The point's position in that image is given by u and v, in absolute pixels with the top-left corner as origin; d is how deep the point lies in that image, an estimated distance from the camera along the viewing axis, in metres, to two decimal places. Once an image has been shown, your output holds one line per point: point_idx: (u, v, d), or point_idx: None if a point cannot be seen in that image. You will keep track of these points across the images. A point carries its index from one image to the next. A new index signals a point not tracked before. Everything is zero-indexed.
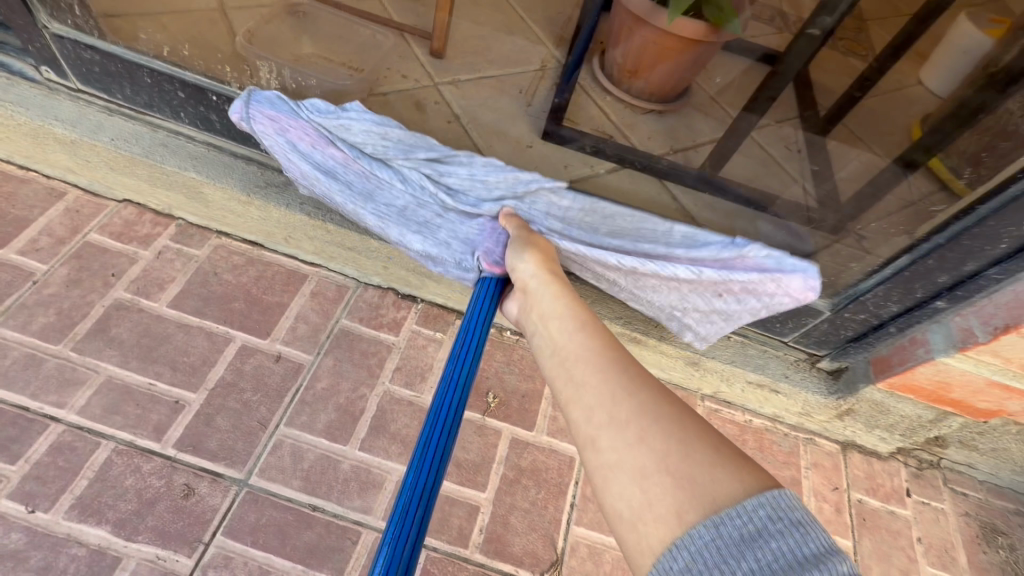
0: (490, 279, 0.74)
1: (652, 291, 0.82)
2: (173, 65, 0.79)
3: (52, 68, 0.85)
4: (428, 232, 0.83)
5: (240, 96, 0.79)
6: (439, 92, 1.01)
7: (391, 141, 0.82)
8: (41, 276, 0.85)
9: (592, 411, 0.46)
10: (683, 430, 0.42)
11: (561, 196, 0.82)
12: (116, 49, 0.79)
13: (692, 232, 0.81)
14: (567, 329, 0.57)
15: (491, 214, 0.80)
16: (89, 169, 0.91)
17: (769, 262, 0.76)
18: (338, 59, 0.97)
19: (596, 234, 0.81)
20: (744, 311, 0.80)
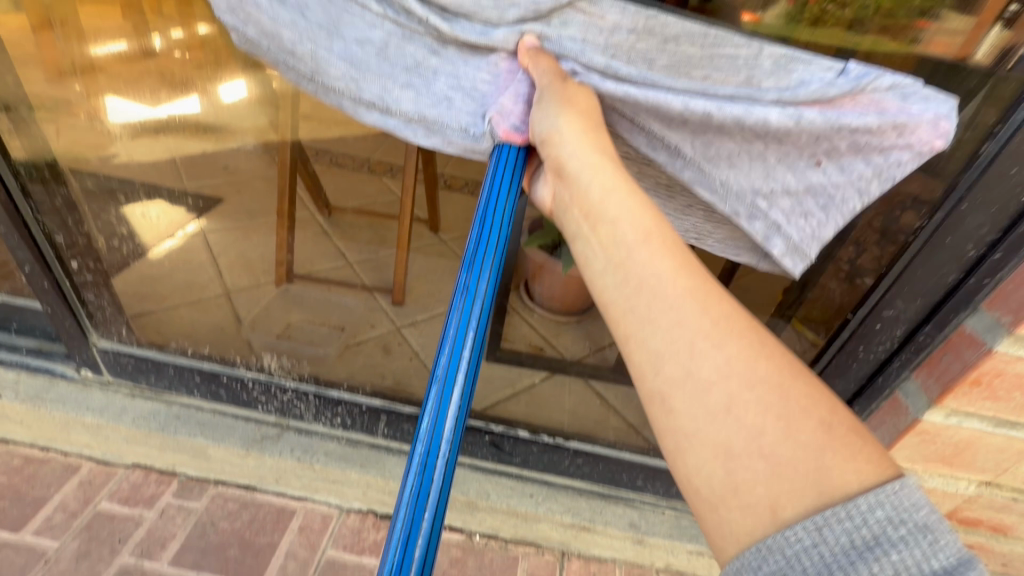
0: (509, 148, 0.57)
1: (726, 166, 0.59)
2: (196, 359, 1.05)
3: (91, 369, 1.07)
4: (419, 79, 0.60)
5: None
6: (402, 334, 1.27)
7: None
8: (53, 553, 0.95)
9: (620, 283, 0.47)
10: (738, 328, 0.43)
11: (602, 8, 0.54)
12: (150, 353, 1.04)
13: (789, 56, 0.53)
14: (631, 233, 0.47)
15: (511, 46, 0.56)
16: (106, 443, 1.07)
17: (892, 98, 0.53)
18: (322, 322, 1.26)
19: (652, 69, 0.56)
20: (863, 164, 0.57)
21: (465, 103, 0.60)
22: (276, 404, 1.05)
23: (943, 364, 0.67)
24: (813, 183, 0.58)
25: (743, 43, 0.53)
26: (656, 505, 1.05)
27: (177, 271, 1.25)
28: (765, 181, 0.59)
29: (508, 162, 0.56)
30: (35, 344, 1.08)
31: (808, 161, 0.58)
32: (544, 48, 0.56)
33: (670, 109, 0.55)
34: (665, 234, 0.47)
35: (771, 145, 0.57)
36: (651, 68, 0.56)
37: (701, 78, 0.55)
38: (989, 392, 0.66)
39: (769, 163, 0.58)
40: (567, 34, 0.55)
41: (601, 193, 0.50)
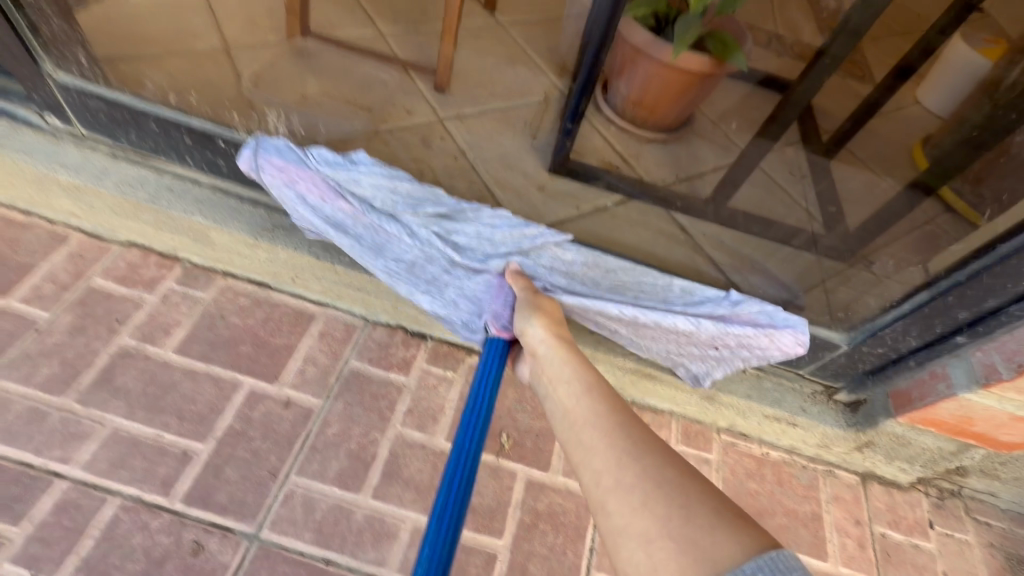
0: (497, 341, 0.77)
1: (651, 340, 0.85)
2: (182, 114, 0.81)
3: (56, 115, 0.85)
4: (436, 289, 0.85)
5: (248, 143, 0.80)
6: (446, 128, 1.00)
7: (401, 194, 0.82)
8: (45, 324, 0.83)
9: (571, 434, 0.57)
10: (655, 442, 0.52)
11: (564, 250, 0.84)
12: (123, 98, 0.81)
13: (691, 287, 0.86)
14: (579, 387, 0.61)
15: (499, 271, 0.82)
16: (92, 213, 0.90)
17: (761, 317, 0.83)
18: (342, 96, 0.98)
19: (598, 287, 0.86)
20: (746, 353, 0.84)
21: (467, 306, 0.84)
22: None
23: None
24: (712, 356, 0.85)
25: (658, 279, 0.87)
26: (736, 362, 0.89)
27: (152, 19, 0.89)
28: (679, 351, 0.86)
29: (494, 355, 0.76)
30: None
31: (711, 345, 0.84)
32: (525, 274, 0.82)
33: (609, 313, 0.83)
34: (610, 401, 0.58)
35: (684, 336, 0.83)
36: (597, 287, 0.86)
37: (633, 292, 0.86)
38: None
39: (683, 342, 0.84)
40: (539, 262, 0.83)
41: (553, 369, 0.66)
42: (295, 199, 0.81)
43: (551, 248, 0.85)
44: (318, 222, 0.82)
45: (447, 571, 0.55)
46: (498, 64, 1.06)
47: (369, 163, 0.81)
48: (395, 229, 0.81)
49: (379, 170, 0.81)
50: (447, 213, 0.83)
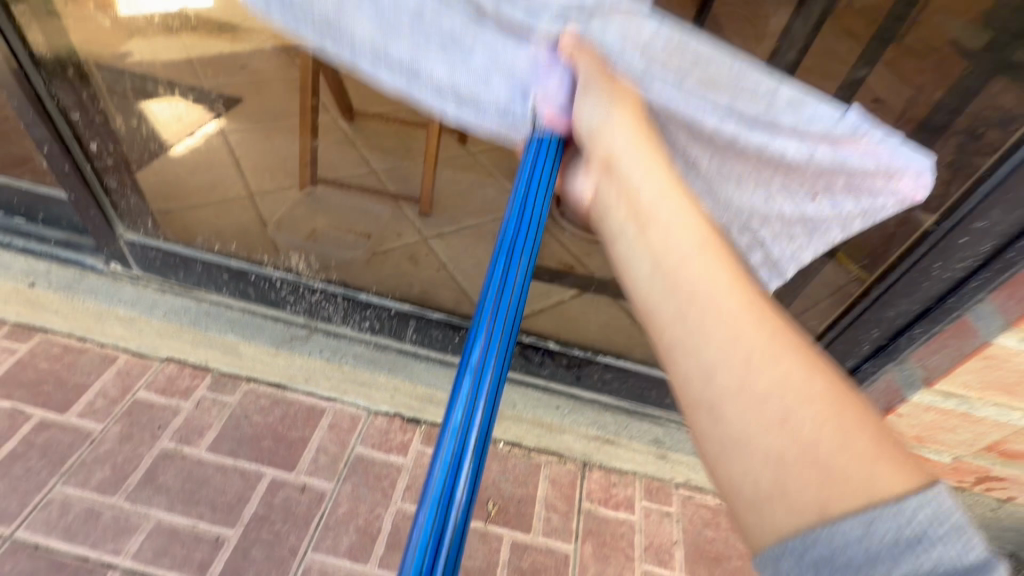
0: (552, 134, 0.55)
1: (727, 183, 0.58)
2: (222, 257, 1.03)
3: (120, 262, 1.07)
4: (457, 54, 0.54)
5: None
6: (429, 246, 1.23)
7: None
8: (98, 434, 0.99)
9: (668, 292, 0.42)
10: (792, 344, 0.38)
11: (639, 22, 0.50)
12: (176, 248, 1.03)
13: (800, 94, 0.50)
14: (666, 235, 0.44)
15: (548, 34, 0.52)
16: (140, 336, 1.08)
17: (884, 146, 0.49)
18: (346, 227, 1.22)
19: (681, 84, 0.50)
20: (847, 202, 0.56)
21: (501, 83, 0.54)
22: (305, 306, 1.05)
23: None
24: (806, 214, 0.58)
25: (762, 79, 0.51)
26: (685, 424, 1.05)
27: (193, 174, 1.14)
28: (770, 206, 0.59)
29: (547, 153, 0.54)
30: (63, 237, 1.08)
31: (806, 194, 0.57)
32: (586, 43, 0.51)
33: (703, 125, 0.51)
34: (718, 238, 0.43)
35: (777, 171, 0.54)
36: (675, 80, 0.50)
37: (729, 91, 0.51)
38: None
39: (768, 185, 0.57)
40: (603, 30, 0.51)
41: (654, 197, 0.46)
42: None
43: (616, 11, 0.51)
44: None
45: (472, 499, 0.44)
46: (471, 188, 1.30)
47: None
48: None
49: None
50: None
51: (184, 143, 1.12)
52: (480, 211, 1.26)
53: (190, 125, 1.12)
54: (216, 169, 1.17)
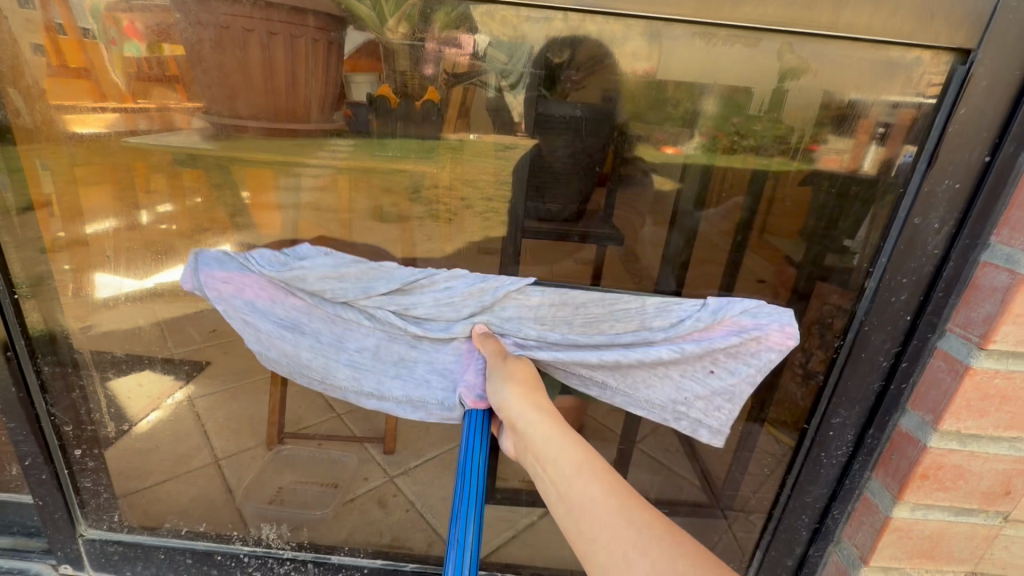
0: (476, 411, 0.83)
1: (644, 386, 0.84)
2: (188, 540, 1.04)
3: (72, 563, 1.03)
4: (405, 369, 0.87)
5: (189, 262, 0.83)
6: (396, 485, 1.27)
7: (348, 282, 0.81)
8: None
9: (570, 515, 0.64)
10: (657, 536, 0.58)
11: (529, 295, 0.82)
12: (139, 538, 1.04)
13: (665, 302, 0.80)
14: (569, 468, 0.67)
15: (466, 335, 0.83)
16: None
17: (746, 318, 0.78)
18: (315, 478, 1.27)
19: (571, 328, 0.82)
20: (745, 369, 0.79)
21: (438, 379, 0.87)
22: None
23: (893, 462, 0.76)
24: (717, 388, 0.82)
25: (630, 304, 0.81)
26: None
27: (162, 446, 1.07)
28: (680, 394, 0.84)
29: (476, 426, 0.82)
30: (9, 543, 1.04)
31: (703, 370, 0.81)
32: (492, 334, 0.83)
33: (591, 361, 0.81)
34: (593, 464, 0.67)
35: (671, 367, 0.81)
36: (572, 330, 0.82)
37: (608, 329, 0.82)
38: (938, 483, 0.74)
39: (674, 376, 0.82)
40: (505, 317, 0.83)
41: (544, 443, 0.70)
42: (252, 309, 0.84)
43: (513, 297, 0.83)
44: (271, 326, 0.85)
45: None
46: (431, 419, 1.39)
47: (315, 253, 0.81)
48: (354, 315, 0.83)
49: (326, 259, 0.81)
50: (401, 287, 0.82)
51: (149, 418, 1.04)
52: (441, 441, 1.35)
53: (154, 399, 1.03)
54: (183, 441, 1.12)
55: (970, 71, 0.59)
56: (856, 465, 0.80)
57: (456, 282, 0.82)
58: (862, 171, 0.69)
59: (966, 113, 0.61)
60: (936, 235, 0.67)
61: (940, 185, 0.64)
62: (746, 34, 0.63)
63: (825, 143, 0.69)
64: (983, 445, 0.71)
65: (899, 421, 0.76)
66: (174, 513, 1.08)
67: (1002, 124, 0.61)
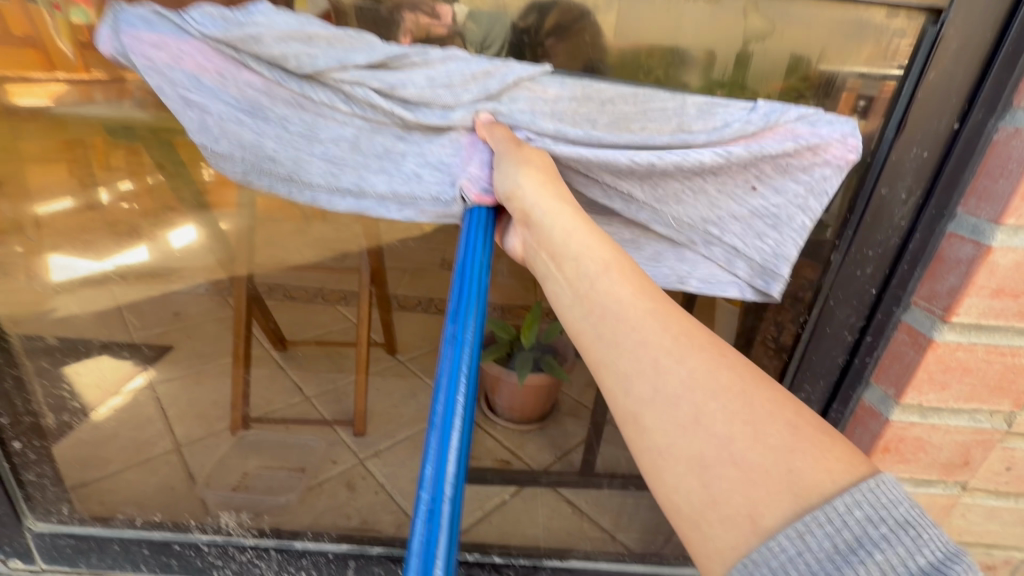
0: (480, 210, 0.62)
1: (675, 201, 0.67)
2: (146, 530, 1.00)
3: (22, 558, 0.98)
4: (390, 163, 0.65)
5: (108, 19, 0.56)
6: (366, 467, 1.25)
7: (316, 47, 0.59)
8: None
9: (589, 315, 0.49)
10: (700, 345, 0.45)
11: (545, 85, 0.63)
12: (93, 530, 0.99)
13: (708, 102, 0.63)
14: (595, 264, 0.51)
15: (467, 123, 0.63)
16: None
17: (802, 125, 0.62)
18: (280, 463, 1.23)
19: (595, 127, 0.63)
20: (793, 185, 0.65)
21: (434, 178, 0.65)
22: (233, 567, 1.01)
23: (857, 436, 0.76)
24: (755, 207, 0.66)
25: (667, 101, 0.63)
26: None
27: (121, 432, 1.11)
28: (717, 207, 0.67)
29: (477, 225, 0.61)
30: None
31: (744, 186, 0.65)
32: (500, 123, 0.63)
33: (618, 163, 0.61)
34: (629, 267, 0.51)
35: (709, 179, 0.64)
36: (595, 130, 0.63)
37: (639, 130, 0.63)
38: (899, 456, 0.74)
39: (710, 194, 0.66)
40: (515, 107, 0.63)
41: (563, 236, 0.54)
42: (184, 75, 0.58)
43: (526, 86, 0.63)
44: (226, 106, 0.60)
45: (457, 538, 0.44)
46: (402, 399, 1.36)
47: (269, 9, 0.58)
48: (325, 96, 0.61)
49: (284, 18, 0.58)
50: (382, 62, 0.60)
51: (108, 403, 1.09)
52: (412, 422, 1.32)
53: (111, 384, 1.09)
54: (142, 428, 1.16)
55: (940, 33, 0.57)
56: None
57: (454, 64, 0.61)
58: (846, 138, 0.64)
59: (937, 77, 0.58)
60: (902, 206, 0.65)
61: (908, 155, 0.62)
62: None
63: (810, 112, 0.65)
64: (944, 418, 0.71)
65: (863, 397, 0.75)
66: (130, 505, 1.05)
67: (972, 90, 0.58)
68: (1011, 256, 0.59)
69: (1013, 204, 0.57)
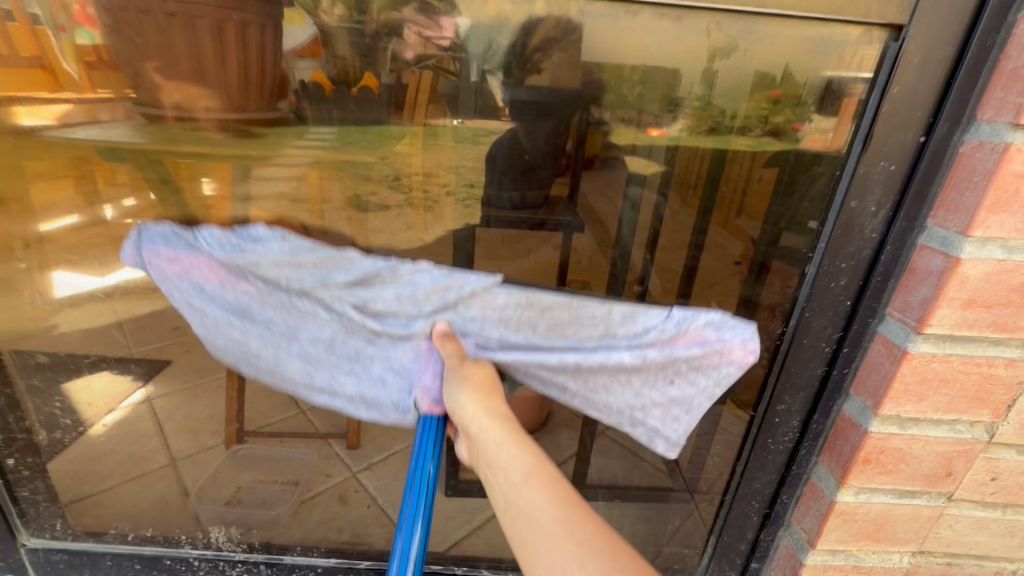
0: (431, 416, 0.80)
1: (604, 391, 0.83)
2: (137, 545, 1.02)
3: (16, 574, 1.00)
4: (360, 366, 0.86)
5: (132, 234, 0.79)
6: (359, 480, 1.26)
7: (304, 270, 0.77)
8: None
9: (514, 522, 0.59)
10: (598, 548, 0.54)
11: (493, 294, 0.78)
12: (86, 545, 1.01)
13: (632, 309, 0.77)
14: (518, 471, 0.62)
15: (425, 334, 0.80)
16: None
17: (709, 331, 0.76)
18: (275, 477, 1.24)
19: (535, 331, 0.79)
20: (705, 379, 0.78)
21: (395, 379, 0.86)
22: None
23: (838, 447, 0.76)
24: (673, 397, 0.81)
25: (597, 310, 0.78)
26: None
27: (119, 447, 1.08)
28: (638, 400, 0.83)
29: (429, 430, 0.79)
30: None
31: (665, 380, 0.80)
32: (453, 333, 0.80)
33: (551, 363, 0.80)
34: (551, 478, 0.62)
35: (633, 374, 0.80)
36: (535, 333, 0.80)
37: (573, 335, 0.79)
38: (880, 467, 0.74)
39: (635, 385, 0.81)
40: (467, 317, 0.79)
41: (495, 447, 0.66)
42: (193, 287, 0.81)
43: (480, 296, 0.78)
44: (221, 311, 0.83)
45: None
46: None
47: (265, 232, 0.75)
48: (310, 306, 0.80)
49: (278, 244, 0.76)
50: (361, 278, 0.77)
51: (109, 419, 1.05)
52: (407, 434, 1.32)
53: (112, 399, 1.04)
54: (140, 442, 1.11)
55: (901, 48, 0.57)
56: (803, 450, 0.80)
57: (422, 277, 0.77)
58: (840, 146, 0.64)
59: (900, 92, 0.59)
60: (873, 218, 0.65)
61: (875, 168, 0.63)
62: (669, 10, 0.61)
63: (808, 121, 0.65)
64: (924, 428, 0.71)
65: (843, 406, 0.75)
66: (125, 521, 1.06)
67: (936, 103, 0.59)
68: (981, 266, 0.60)
69: (978, 216, 0.58)
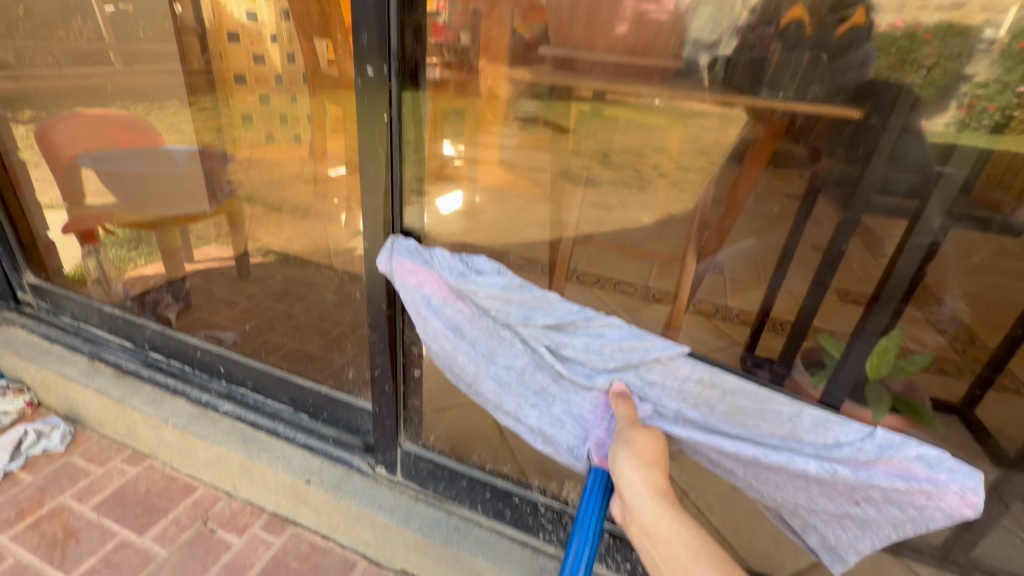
0: (600, 470, 0.86)
1: (774, 488, 0.84)
2: (489, 476, 1.06)
3: (387, 467, 1.14)
4: (542, 401, 0.94)
5: (387, 246, 0.94)
6: None
7: (514, 306, 0.92)
8: None
9: None
10: None
11: (678, 364, 0.85)
12: (447, 461, 1.09)
13: (824, 419, 0.79)
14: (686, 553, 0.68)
15: (603, 388, 0.89)
16: (383, 545, 1.11)
17: (919, 466, 0.72)
18: None
19: (713, 414, 0.86)
20: (894, 509, 0.75)
21: (572, 425, 0.92)
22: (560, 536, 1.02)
23: None
24: (856, 509, 0.78)
25: (785, 408, 0.81)
26: None
27: None
28: (811, 505, 0.83)
29: (596, 480, 0.86)
30: (337, 435, 1.19)
31: (849, 501, 0.78)
32: (628, 395, 0.87)
33: (726, 449, 0.82)
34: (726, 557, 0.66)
35: (813, 483, 0.79)
36: (714, 415, 0.86)
37: (753, 427, 0.83)
38: None
39: (814, 493, 0.81)
40: (648, 381, 0.88)
41: (654, 519, 0.72)
42: (424, 303, 0.93)
43: (662, 362, 0.86)
44: (439, 323, 0.94)
45: None
46: None
47: (494, 271, 0.93)
48: (510, 337, 0.93)
49: (497, 280, 0.92)
50: (560, 322, 0.90)
51: None
52: None
53: None
54: None
55: None
56: None
57: (611, 337, 0.88)
58: None
59: None
60: None
61: None
62: None
63: None
64: None
65: None
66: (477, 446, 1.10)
67: None
68: None
69: None
